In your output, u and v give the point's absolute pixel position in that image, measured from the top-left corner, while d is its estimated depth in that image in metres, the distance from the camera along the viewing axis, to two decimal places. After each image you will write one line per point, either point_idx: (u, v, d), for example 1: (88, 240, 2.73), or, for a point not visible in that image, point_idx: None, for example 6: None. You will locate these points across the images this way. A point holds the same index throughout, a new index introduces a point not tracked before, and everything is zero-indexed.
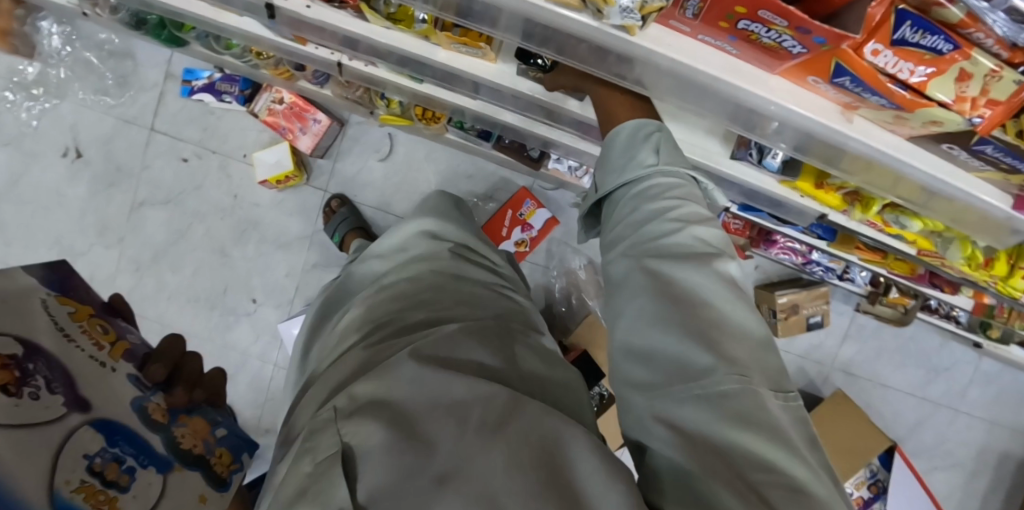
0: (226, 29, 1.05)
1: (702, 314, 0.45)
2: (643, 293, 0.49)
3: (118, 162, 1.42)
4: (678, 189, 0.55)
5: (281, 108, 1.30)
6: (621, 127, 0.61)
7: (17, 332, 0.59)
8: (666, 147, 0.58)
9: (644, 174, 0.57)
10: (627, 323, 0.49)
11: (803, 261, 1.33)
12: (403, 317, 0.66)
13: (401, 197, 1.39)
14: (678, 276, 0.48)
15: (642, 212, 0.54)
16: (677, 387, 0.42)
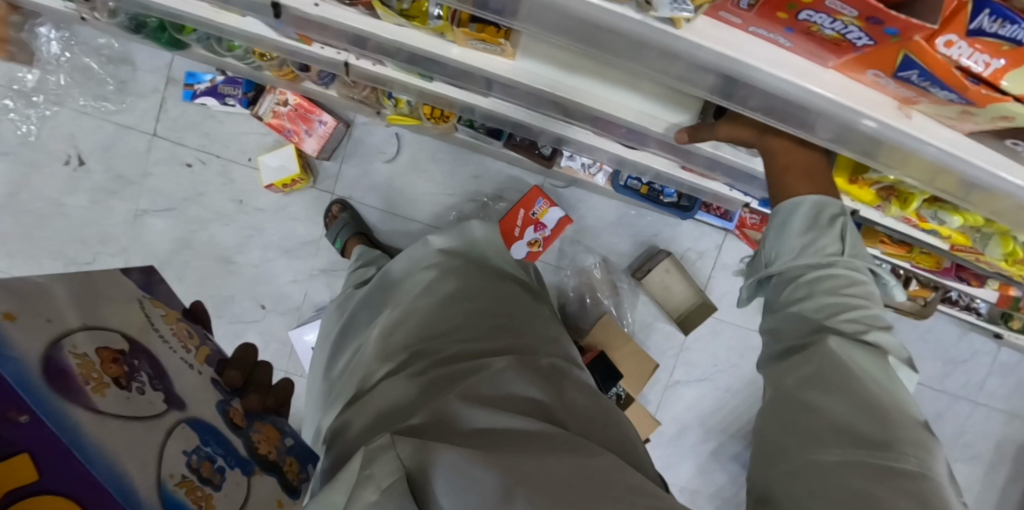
0: (227, 30, 1.02)
1: (871, 399, 0.48)
2: (820, 375, 0.51)
3: (120, 170, 1.40)
4: (856, 284, 0.55)
5: (285, 110, 1.27)
6: (807, 198, 0.57)
7: (120, 330, 0.49)
8: (851, 236, 0.56)
9: (827, 263, 0.55)
10: (801, 387, 0.51)
11: None
12: (440, 350, 0.71)
13: (409, 198, 1.37)
14: (855, 367, 0.50)
15: (819, 301, 0.54)
16: (849, 452, 0.45)
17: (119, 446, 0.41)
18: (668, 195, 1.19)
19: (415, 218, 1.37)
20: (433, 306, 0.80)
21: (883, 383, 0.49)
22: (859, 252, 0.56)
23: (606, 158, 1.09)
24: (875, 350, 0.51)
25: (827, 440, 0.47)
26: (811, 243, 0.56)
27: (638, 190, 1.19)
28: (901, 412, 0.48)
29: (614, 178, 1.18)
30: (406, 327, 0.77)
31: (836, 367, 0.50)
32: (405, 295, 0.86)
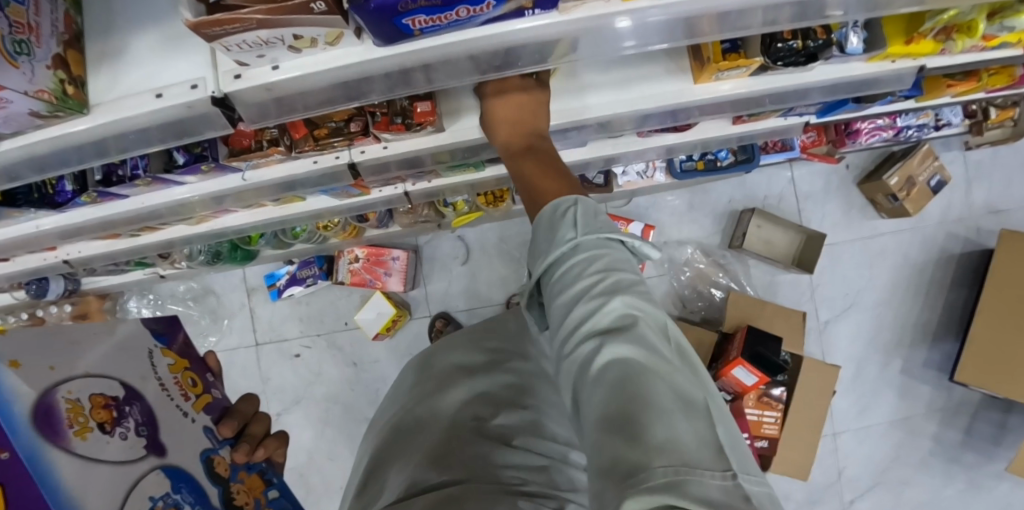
0: (293, 218, 1.11)
1: (651, 414, 0.34)
2: (615, 374, 0.36)
3: (241, 388, 1.47)
4: (607, 259, 0.42)
5: (359, 264, 1.34)
6: (541, 212, 0.47)
7: (125, 372, 0.44)
8: (585, 219, 0.45)
9: (572, 249, 0.43)
10: (590, 390, 0.37)
11: (893, 133, 1.30)
12: (424, 435, 0.55)
13: (498, 284, 1.41)
14: (634, 355, 0.37)
15: (588, 305, 0.40)
16: (629, 462, 0.32)
17: (87, 490, 0.35)
18: (725, 157, 1.23)
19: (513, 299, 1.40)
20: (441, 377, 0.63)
21: (666, 369, 0.37)
22: (597, 229, 0.44)
23: (659, 154, 1.14)
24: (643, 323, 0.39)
25: (605, 480, 0.32)
26: (552, 236, 0.45)
27: (697, 167, 1.24)
28: (677, 404, 0.35)
29: (672, 167, 1.24)
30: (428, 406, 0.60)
31: (634, 351, 0.37)
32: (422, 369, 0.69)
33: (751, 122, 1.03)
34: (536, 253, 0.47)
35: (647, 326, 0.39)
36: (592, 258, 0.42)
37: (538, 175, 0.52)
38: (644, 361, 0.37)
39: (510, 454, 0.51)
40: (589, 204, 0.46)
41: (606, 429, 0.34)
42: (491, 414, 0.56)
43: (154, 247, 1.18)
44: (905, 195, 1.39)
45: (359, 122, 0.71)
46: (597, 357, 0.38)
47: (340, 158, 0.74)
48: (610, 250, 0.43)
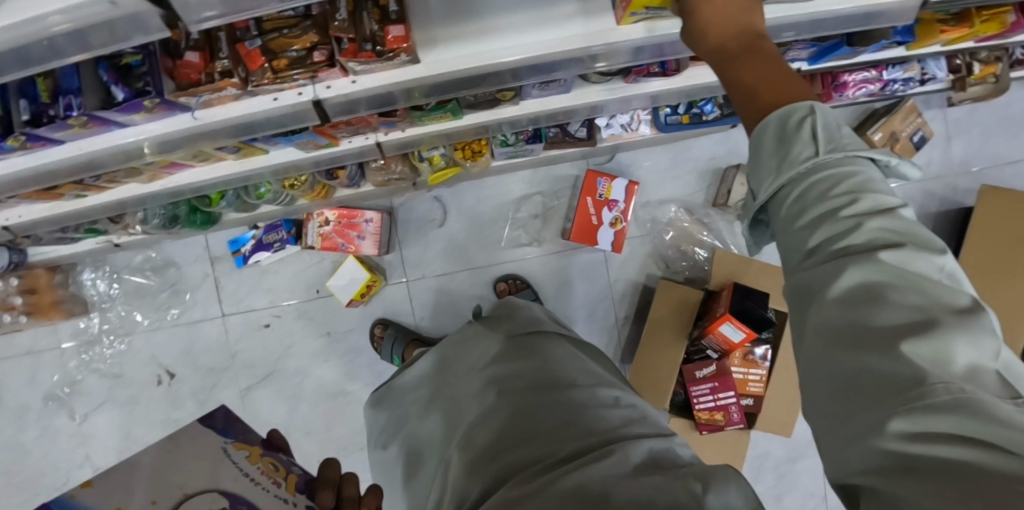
0: (253, 174, 1.03)
1: (908, 319, 0.36)
2: (867, 296, 0.38)
3: (208, 363, 1.39)
4: (851, 177, 0.42)
5: (330, 228, 1.27)
6: (767, 120, 0.45)
7: (202, 484, 0.49)
8: (825, 131, 0.43)
9: (812, 169, 0.43)
10: (827, 316, 0.39)
11: (880, 87, 1.26)
12: (511, 398, 0.70)
13: (477, 247, 1.36)
14: (888, 276, 0.38)
15: (841, 224, 0.40)
16: (904, 379, 0.34)
17: None
18: (710, 111, 1.16)
19: (493, 261, 1.36)
20: (490, 370, 0.77)
21: (914, 284, 0.38)
22: (840, 146, 0.43)
23: (643, 104, 1.09)
24: (898, 240, 0.40)
25: (858, 401, 0.36)
26: (783, 156, 0.44)
27: (681, 121, 1.16)
28: (936, 307, 0.37)
29: (657, 119, 1.17)
30: (496, 390, 0.73)
31: (892, 270, 0.38)
32: (472, 364, 0.82)
33: None
34: (758, 176, 0.46)
35: (914, 249, 0.39)
36: (839, 174, 0.42)
37: (756, 76, 0.47)
38: (903, 270, 0.38)
39: (582, 410, 0.68)
40: (824, 110, 0.43)
41: (867, 348, 0.36)
42: (553, 384, 0.72)
43: (103, 210, 1.09)
44: (889, 150, 1.38)
45: (324, 51, 0.64)
46: (836, 281, 0.39)
47: (303, 95, 0.67)
48: (855, 166, 0.42)
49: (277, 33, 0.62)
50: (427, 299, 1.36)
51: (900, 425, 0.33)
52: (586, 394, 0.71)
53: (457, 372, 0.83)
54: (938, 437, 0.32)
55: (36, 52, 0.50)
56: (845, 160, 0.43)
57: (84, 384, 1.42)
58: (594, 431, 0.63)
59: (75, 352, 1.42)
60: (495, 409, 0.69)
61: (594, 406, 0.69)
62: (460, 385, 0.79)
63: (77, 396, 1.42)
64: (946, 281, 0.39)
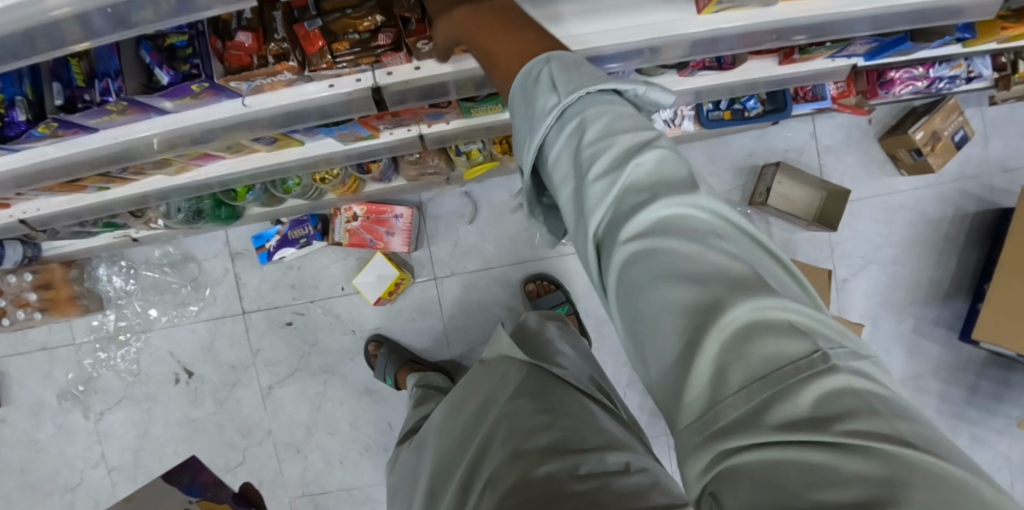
0: (286, 167, 0.98)
1: (697, 288, 0.33)
2: (645, 280, 0.35)
3: (229, 361, 1.36)
4: (609, 125, 0.39)
5: (358, 223, 1.22)
6: (511, 92, 0.44)
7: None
8: (565, 78, 0.41)
9: (586, 126, 0.39)
10: (625, 317, 0.36)
11: (925, 84, 1.22)
12: (520, 450, 0.70)
13: (508, 243, 1.32)
14: (676, 241, 0.35)
15: (596, 193, 0.38)
16: (697, 382, 0.32)
17: None
18: (752, 108, 1.15)
19: (524, 259, 1.32)
20: (498, 416, 0.77)
21: (689, 242, 0.35)
22: (582, 86, 0.40)
23: (689, 99, 1.05)
24: (670, 187, 0.37)
25: (685, 384, 0.32)
26: (537, 119, 0.41)
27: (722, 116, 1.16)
28: (721, 264, 0.34)
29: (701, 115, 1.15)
30: (505, 443, 0.73)
31: (669, 238, 0.35)
32: (483, 407, 0.82)
33: (797, 62, 0.96)
34: (526, 149, 0.44)
35: (672, 194, 0.36)
36: (605, 127, 0.39)
37: (510, 48, 0.46)
38: (676, 226, 0.36)
39: (584, 453, 0.67)
40: (563, 58, 0.42)
41: (663, 347, 0.33)
42: (554, 426, 0.72)
43: (125, 204, 1.04)
44: (931, 149, 1.32)
45: (389, 34, 0.60)
46: (614, 264, 0.37)
47: (362, 82, 0.64)
48: (611, 113, 0.40)
49: (339, 13, 0.58)
50: (456, 297, 1.33)
51: (711, 444, 0.30)
52: (586, 434, 0.71)
53: (466, 415, 0.84)
54: (753, 456, 0.29)
55: (73, 28, 0.44)
56: (591, 95, 0.40)
57: (98, 381, 1.37)
58: (596, 479, 0.63)
59: (89, 349, 1.37)
60: (505, 467, 0.69)
61: (594, 448, 0.68)
62: (472, 432, 0.80)
63: (91, 395, 1.37)
64: (725, 240, 0.35)
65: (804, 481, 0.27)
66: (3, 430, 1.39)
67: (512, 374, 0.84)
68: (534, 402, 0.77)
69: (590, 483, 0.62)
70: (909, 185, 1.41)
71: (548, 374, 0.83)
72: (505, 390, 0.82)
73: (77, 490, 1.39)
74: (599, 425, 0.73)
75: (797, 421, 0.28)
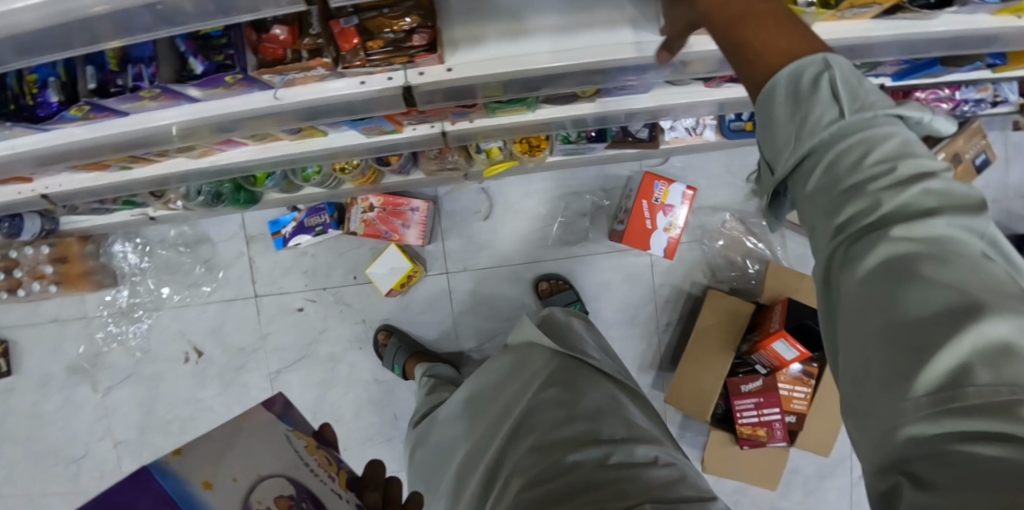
0: (308, 156, 0.99)
1: (971, 310, 0.31)
2: (892, 284, 0.33)
3: (238, 343, 1.37)
4: (891, 135, 0.36)
5: (374, 214, 1.24)
6: (777, 81, 0.38)
7: (278, 467, 0.50)
8: (846, 88, 0.37)
9: (855, 128, 0.36)
10: (855, 303, 0.34)
11: (950, 107, 1.19)
12: (556, 436, 0.77)
13: (521, 242, 1.32)
14: (943, 258, 0.33)
15: (865, 196, 0.35)
16: (945, 396, 0.30)
17: None
18: None
19: (537, 259, 1.33)
20: (530, 405, 0.82)
21: (964, 264, 0.33)
22: (866, 104, 0.36)
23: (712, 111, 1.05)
24: (944, 205, 0.34)
25: (927, 395, 0.31)
26: (801, 119, 0.37)
27: (744, 127, 1.13)
28: (999, 292, 0.32)
29: (724, 126, 1.13)
30: (534, 431, 0.79)
31: (930, 242, 0.33)
32: (520, 393, 0.87)
33: None
34: (773, 147, 0.39)
35: (951, 215, 0.34)
36: (880, 134, 0.36)
37: (762, 38, 0.39)
38: (947, 246, 0.33)
39: (618, 443, 0.75)
40: (843, 62, 0.37)
41: (891, 337, 0.32)
42: (587, 418, 0.79)
43: (146, 184, 1.04)
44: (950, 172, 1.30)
45: (425, 35, 0.60)
46: (868, 259, 0.34)
47: (394, 80, 0.64)
48: (891, 125, 0.36)
49: (376, 12, 0.58)
50: (467, 292, 1.34)
51: (933, 425, 0.30)
52: (617, 425, 0.79)
53: (494, 399, 0.89)
54: (981, 447, 0.29)
55: (106, 25, 0.46)
56: (851, 78, 0.37)
57: (108, 356, 1.39)
58: (630, 468, 0.71)
59: (101, 324, 1.39)
60: (529, 456, 0.75)
61: (625, 439, 0.77)
62: (503, 416, 0.85)
63: (100, 369, 1.39)
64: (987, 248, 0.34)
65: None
66: (13, 398, 1.41)
67: (542, 364, 0.89)
68: (565, 391, 0.83)
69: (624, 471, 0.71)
70: None
71: (576, 364, 0.89)
72: (535, 379, 0.87)
73: (83, 462, 1.41)
74: (625, 416, 0.81)
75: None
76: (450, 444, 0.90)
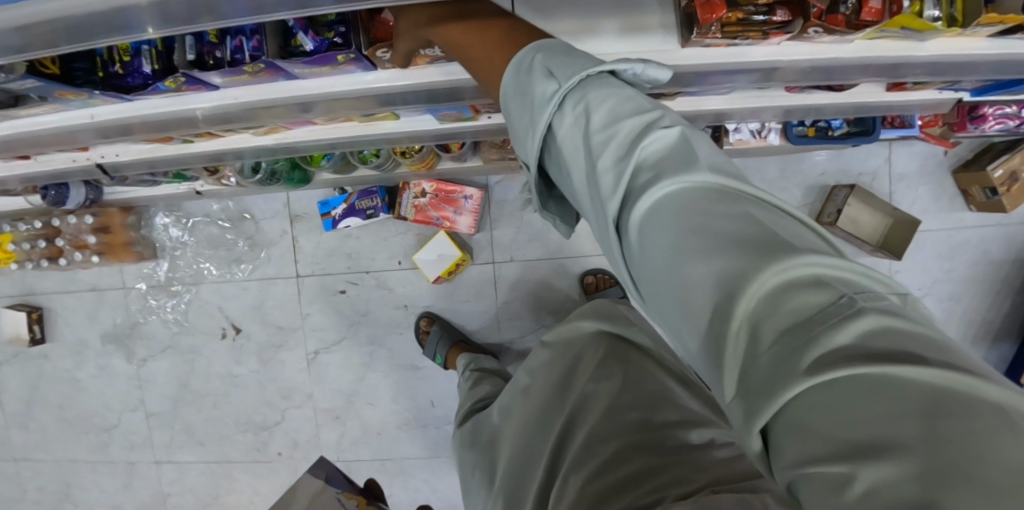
0: (375, 139, 0.97)
1: (719, 230, 0.29)
2: (670, 214, 0.31)
3: (278, 321, 1.36)
4: (614, 146, 0.34)
5: (426, 200, 1.22)
6: (513, 62, 0.41)
7: None
8: (558, 64, 0.38)
9: (553, 118, 0.37)
10: (645, 250, 0.32)
11: (1016, 124, 1.17)
12: (616, 422, 0.72)
13: (569, 236, 1.31)
14: (684, 192, 0.31)
15: (624, 171, 0.34)
16: (728, 354, 0.27)
17: None
18: (838, 127, 1.13)
19: (583, 253, 1.31)
20: (584, 396, 0.78)
21: (703, 209, 0.30)
22: (582, 72, 0.37)
23: (782, 116, 1.03)
24: (604, 179, 0.34)
25: (707, 323, 0.28)
26: (530, 106, 0.39)
27: (806, 134, 1.14)
28: (749, 223, 0.29)
29: (787, 132, 1.13)
30: (589, 423, 0.75)
31: (701, 188, 0.31)
32: (573, 380, 0.83)
33: (906, 91, 0.94)
34: (523, 138, 0.40)
35: (673, 173, 0.32)
36: (568, 138, 0.36)
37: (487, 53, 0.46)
38: (677, 188, 0.31)
39: (683, 429, 0.70)
40: (554, 48, 0.40)
41: (680, 281, 0.30)
42: (647, 405, 0.73)
43: (204, 159, 1.02)
44: (1007, 190, 1.26)
45: None
46: (638, 212, 0.32)
47: None
48: (601, 99, 0.36)
49: None
50: (511, 283, 1.32)
51: (764, 412, 0.25)
52: (681, 412, 0.73)
53: (546, 384, 0.85)
54: (813, 399, 0.24)
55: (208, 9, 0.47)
56: (591, 79, 0.37)
57: (145, 328, 1.37)
58: (699, 456, 0.65)
59: (138, 295, 1.37)
60: (590, 449, 0.71)
61: (690, 426, 0.70)
62: (558, 404, 0.81)
63: (136, 340, 1.38)
64: (752, 202, 0.31)
65: (865, 438, 0.22)
66: (46, 365, 1.40)
67: (595, 347, 0.85)
68: (623, 378, 0.78)
69: (688, 459, 0.65)
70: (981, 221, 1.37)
71: (636, 347, 0.84)
72: (589, 364, 0.83)
73: (114, 431, 1.41)
74: (686, 404, 0.76)
75: (856, 358, 0.24)
76: (505, 428, 0.88)
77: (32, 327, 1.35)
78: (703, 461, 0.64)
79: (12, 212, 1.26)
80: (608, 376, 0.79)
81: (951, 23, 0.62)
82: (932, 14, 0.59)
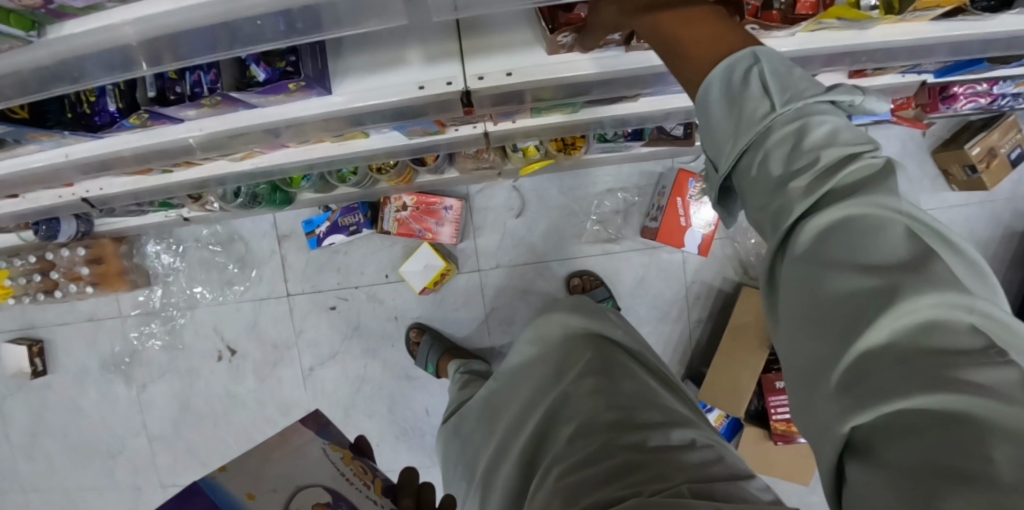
0: (349, 158, 0.99)
1: (878, 267, 0.30)
2: (828, 245, 0.32)
3: (271, 340, 1.38)
4: (805, 163, 0.34)
5: (407, 213, 1.24)
6: (713, 74, 0.38)
7: (311, 478, 0.50)
8: (777, 78, 0.36)
9: (763, 127, 0.35)
10: (789, 273, 0.33)
11: (987, 101, 1.17)
12: (596, 420, 0.72)
13: (552, 239, 1.32)
14: (853, 225, 0.32)
15: (791, 193, 0.34)
16: (843, 374, 0.30)
17: None
18: None
19: (568, 255, 1.33)
20: (566, 393, 0.78)
21: (870, 242, 0.31)
22: (798, 93, 0.35)
23: None
24: (771, 201, 0.35)
25: (828, 346, 0.31)
26: (739, 113, 0.37)
27: None
28: (918, 265, 0.30)
29: None
30: (572, 422, 0.74)
31: (874, 217, 0.31)
32: (555, 379, 0.83)
33: (869, 77, 0.94)
34: (717, 140, 0.38)
35: (856, 198, 0.32)
36: (756, 149, 0.36)
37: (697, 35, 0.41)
38: (851, 216, 0.32)
39: (662, 430, 0.69)
40: (773, 54, 0.37)
41: (822, 311, 0.31)
42: (629, 406, 0.73)
43: (186, 187, 1.05)
44: (987, 167, 1.26)
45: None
46: (802, 234, 0.33)
47: (454, 85, 0.62)
48: (809, 121, 0.35)
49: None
50: (498, 289, 1.34)
51: (865, 412, 0.29)
52: (661, 413, 0.73)
53: (529, 384, 0.86)
54: (907, 422, 0.28)
55: (168, 51, 0.47)
56: (808, 104, 0.35)
57: (144, 354, 1.40)
58: (676, 455, 0.64)
59: (135, 322, 1.40)
60: (569, 446, 0.70)
61: (668, 427, 0.70)
62: (539, 401, 0.81)
63: (136, 366, 1.40)
64: (935, 242, 0.31)
65: (952, 471, 0.26)
66: (50, 395, 1.43)
67: (580, 346, 0.85)
68: (606, 378, 0.78)
69: (665, 458, 0.64)
70: (965, 200, 1.37)
71: (620, 352, 0.85)
72: (573, 362, 0.83)
73: (119, 457, 1.43)
74: (668, 406, 0.76)
75: (980, 396, 0.26)
76: (487, 428, 0.87)
77: (33, 360, 1.38)
78: (679, 460, 0.64)
79: (8, 248, 1.30)
80: (591, 375, 0.79)
81: (889, 10, 0.63)
82: (868, 4, 0.60)
